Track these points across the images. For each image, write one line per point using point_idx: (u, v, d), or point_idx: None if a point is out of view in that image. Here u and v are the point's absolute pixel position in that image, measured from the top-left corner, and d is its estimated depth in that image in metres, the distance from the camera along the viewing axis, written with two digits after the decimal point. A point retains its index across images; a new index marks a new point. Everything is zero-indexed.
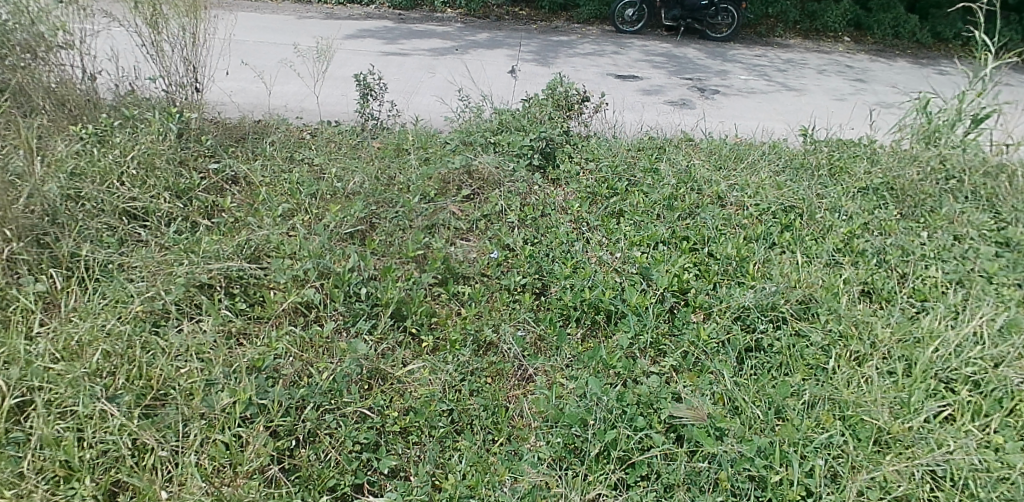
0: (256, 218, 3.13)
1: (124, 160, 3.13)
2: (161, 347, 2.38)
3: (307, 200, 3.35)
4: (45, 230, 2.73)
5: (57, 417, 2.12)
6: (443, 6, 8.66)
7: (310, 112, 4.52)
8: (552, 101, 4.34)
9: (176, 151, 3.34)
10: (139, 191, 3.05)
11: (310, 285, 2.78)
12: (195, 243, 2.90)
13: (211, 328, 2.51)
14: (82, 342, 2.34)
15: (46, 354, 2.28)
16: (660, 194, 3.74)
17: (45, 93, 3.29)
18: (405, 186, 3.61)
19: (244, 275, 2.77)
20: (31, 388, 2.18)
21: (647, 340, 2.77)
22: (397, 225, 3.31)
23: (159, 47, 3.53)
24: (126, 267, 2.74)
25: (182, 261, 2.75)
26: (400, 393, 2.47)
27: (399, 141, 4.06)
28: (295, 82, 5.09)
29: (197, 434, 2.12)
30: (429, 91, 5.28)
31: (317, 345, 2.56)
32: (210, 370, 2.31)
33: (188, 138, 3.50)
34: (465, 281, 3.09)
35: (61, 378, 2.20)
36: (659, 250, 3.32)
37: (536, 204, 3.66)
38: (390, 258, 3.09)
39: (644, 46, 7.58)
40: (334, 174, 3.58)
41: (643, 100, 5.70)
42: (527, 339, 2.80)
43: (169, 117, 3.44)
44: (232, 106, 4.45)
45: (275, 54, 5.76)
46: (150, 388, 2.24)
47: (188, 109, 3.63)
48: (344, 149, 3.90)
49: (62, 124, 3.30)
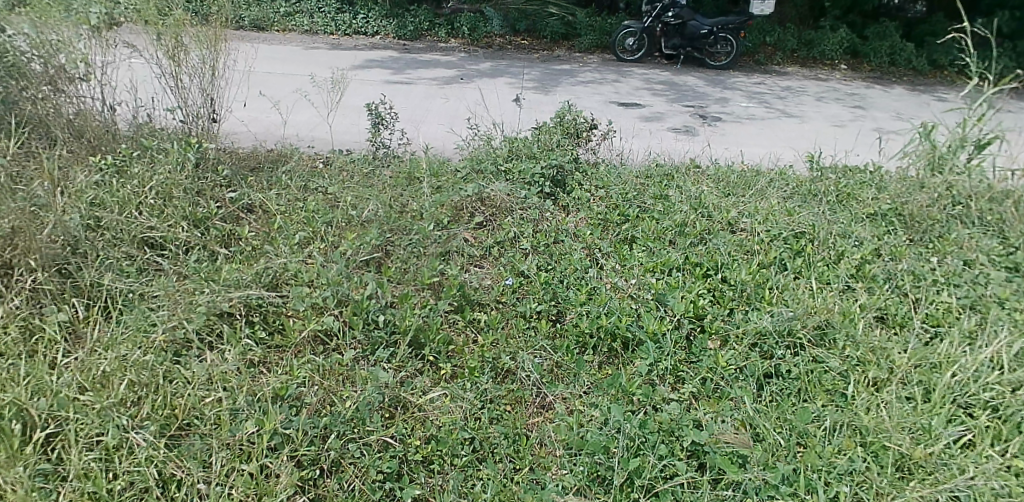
0: (273, 246, 3.13)
1: (143, 190, 3.12)
2: (185, 377, 2.35)
3: (323, 228, 3.35)
4: (68, 259, 2.72)
5: (84, 449, 2.07)
6: (447, 36, 8.79)
7: (323, 142, 4.55)
8: (562, 128, 4.43)
9: (194, 181, 3.31)
10: (158, 220, 3.04)
11: (329, 312, 2.79)
12: (215, 271, 2.90)
13: (233, 357, 2.49)
14: (108, 371, 2.30)
15: (72, 383, 2.24)
16: (671, 221, 3.77)
17: (66, 124, 3.30)
18: (418, 213, 3.65)
19: (264, 302, 2.76)
20: (58, 419, 2.13)
21: (666, 367, 2.79)
22: (412, 252, 3.33)
23: (179, 79, 3.56)
24: (146, 297, 2.71)
25: (204, 289, 2.72)
26: (422, 421, 2.47)
27: (411, 170, 4.09)
28: (308, 111, 5.15)
29: (224, 464, 2.09)
30: (438, 120, 5.33)
31: (338, 374, 2.56)
32: (234, 399, 2.29)
33: (207, 168, 3.48)
34: (481, 309, 3.12)
35: (89, 409, 2.17)
36: (674, 276, 3.34)
37: (548, 231, 3.69)
38: (406, 284, 3.13)
39: (645, 75, 7.69)
40: (349, 202, 3.60)
41: (647, 127, 5.77)
42: (544, 366, 2.82)
43: (187, 146, 3.42)
44: (246, 136, 4.49)
45: (286, 84, 5.82)
46: (175, 418, 2.21)
47: (205, 139, 3.63)
48: (356, 178, 3.92)
49: (83, 155, 3.29)
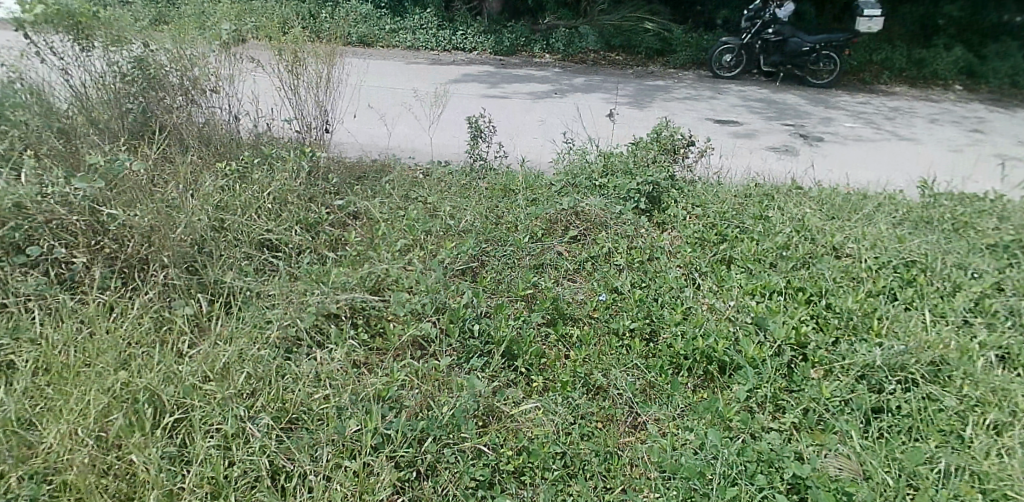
0: (376, 252, 3.25)
1: (262, 195, 3.31)
2: (295, 373, 2.46)
3: (423, 236, 3.45)
4: (196, 258, 2.87)
5: (207, 435, 2.17)
6: (541, 52, 8.90)
7: (423, 153, 4.69)
8: (658, 144, 4.36)
9: (307, 188, 3.51)
10: (274, 224, 3.22)
11: (427, 318, 2.86)
12: (324, 273, 3.04)
13: (340, 356, 2.60)
14: (228, 363, 2.43)
15: (197, 372, 2.38)
16: (772, 242, 3.65)
17: (197, 132, 3.54)
18: (513, 225, 3.71)
19: (367, 305, 2.88)
20: (184, 406, 2.24)
21: (766, 394, 2.69)
22: (507, 263, 3.37)
23: (296, 90, 3.77)
24: (262, 296, 2.85)
25: (314, 291, 2.87)
26: (515, 432, 2.48)
27: (507, 182, 4.15)
28: (409, 122, 5.33)
29: (329, 458, 2.17)
30: (533, 134, 5.39)
31: (435, 379, 2.61)
32: (339, 397, 2.39)
33: (318, 176, 3.67)
34: (574, 323, 3.12)
35: (212, 398, 2.29)
36: (775, 300, 3.22)
37: (643, 247, 3.64)
38: (500, 295, 3.17)
39: (741, 92, 7.51)
40: (447, 211, 3.69)
41: (744, 145, 5.62)
42: (637, 385, 2.78)
43: (302, 154, 3.62)
44: (353, 146, 4.69)
45: (388, 97, 6.05)
46: (286, 412, 2.32)
47: (318, 148, 3.82)
48: (454, 188, 4.01)
49: (210, 160, 3.50)
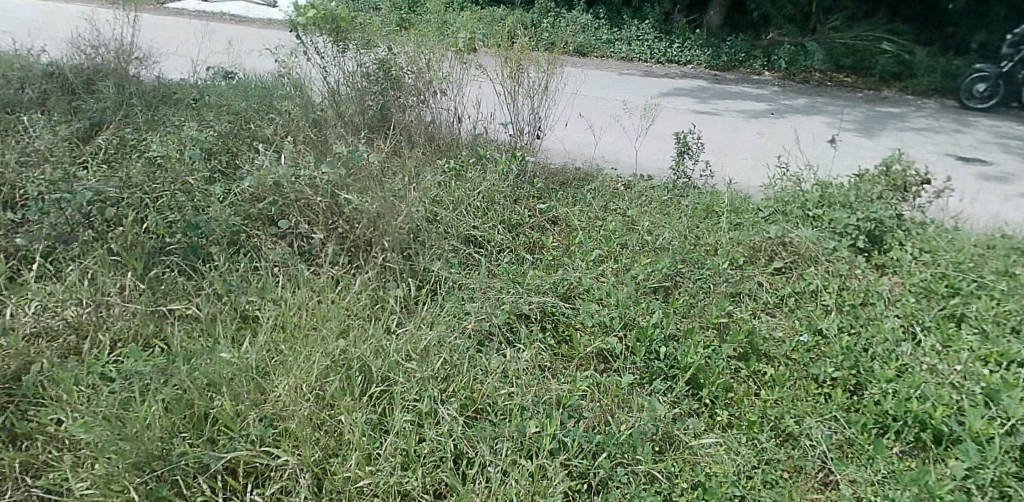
0: (571, 259, 3.30)
1: (473, 193, 3.53)
2: (485, 367, 2.58)
3: (618, 249, 3.44)
4: (410, 244, 3.10)
5: (404, 410, 2.34)
6: (759, 69, 8.44)
7: (626, 165, 4.66)
8: (886, 179, 3.88)
9: (514, 189, 3.68)
10: (480, 222, 3.40)
11: (614, 333, 2.85)
12: (521, 274, 3.16)
13: (527, 357, 2.68)
14: (428, 347, 2.60)
15: (401, 350, 2.56)
16: (1020, 305, 3.12)
17: (424, 129, 3.84)
18: (713, 248, 3.57)
19: (558, 311, 2.93)
20: (387, 380, 2.44)
21: (990, 478, 2.28)
22: (702, 287, 3.22)
23: (515, 96, 3.95)
24: (463, 288, 3.02)
25: (510, 290, 3.00)
26: (693, 463, 2.36)
27: (711, 202, 4.02)
28: (616, 133, 5.34)
29: (508, 454, 2.22)
30: (743, 154, 5.14)
31: (616, 395, 2.58)
32: (523, 396, 2.46)
33: (525, 179, 3.81)
34: (768, 362, 2.89)
35: (412, 376, 2.46)
36: (1017, 372, 2.71)
37: (857, 290, 3.28)
38: (692, 318, 3.03)
39: (996, 126, 6.53)
40: (646, 226, 3.65)
41: (994, 188, 4.88)
42: (833, 439, 2.52)
43: (512, 158, 3.81)
44: (559, 153, 4.81)
45: (598, 106, 6.12)
46: (473, 401, 2.44)
47: (527, 152, 3.97)
48: (655, 204, 3.95)
49: (432, 157, 3.80)
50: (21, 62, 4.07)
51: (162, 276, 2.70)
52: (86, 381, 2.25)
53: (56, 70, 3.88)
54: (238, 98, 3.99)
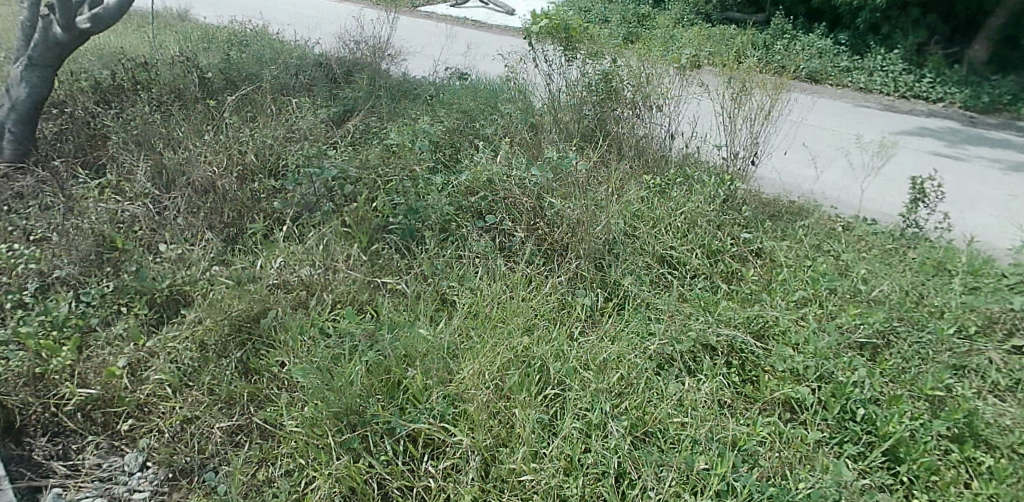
0: (769, 296, 2.99)
1: (675, 213, 3.40)
2: (659, 390, 2.41)
3: (826, 294, 3.01)
4: (603, 256, 3.06)
5: (574, 416, 2.24)
6: None
7: (848, 206, 4.27)
8: None
9: (719, 215, 3.46)
10: (678, 243, 3.24)
11: (806, 383, 2.49)
12: (713, 303, 2.94)
13: (706, 390, 2.45)
14: (607, 360, 2.52)
15: (578, 358, 2.51)
16: None
17: (635, 144, 3.82)
18: (940, 311, 2.93)
19: (746, 348, 2.66)
20: (560, 383, 2.39)
21: None
22: (919, 352, 2.67)
23: (735, 119, 3.78)
24: (651, 307, 2.88)
25: (699, 317, 2.79)
26: None
27: (944, 259, 3.44)
28: (843, 169, 4.90)
29: (671, 485, 2.01)
30: (997, 211, 4.44)
31: (798, 451, 2.23)
32: (694, 428, 2.25)
33: (731, 206, 3.59)
34: (989, 452, 2.26)
35: (587, 386, 2.37)
36: None
37: None
38: (899, 385, 2.50)
39: None
40: (861, 274, 3.17)
41: None
42: None
43: (721, 182, 3.65)
44: (773, 183, 4.54)
45: (827, 136, 5.62)
46: (643, 422, 2.27)
47: (739, 178, 3.78)
48: (875, 251, 3.49)
49: (639, 171, 3.74)
50: (297, 51, 4.70)
51: (381, 251, 2.89)
52: (309, 333, 2.39)
53: (324, 60, 4.44)
54: (467, 97, 4.24)
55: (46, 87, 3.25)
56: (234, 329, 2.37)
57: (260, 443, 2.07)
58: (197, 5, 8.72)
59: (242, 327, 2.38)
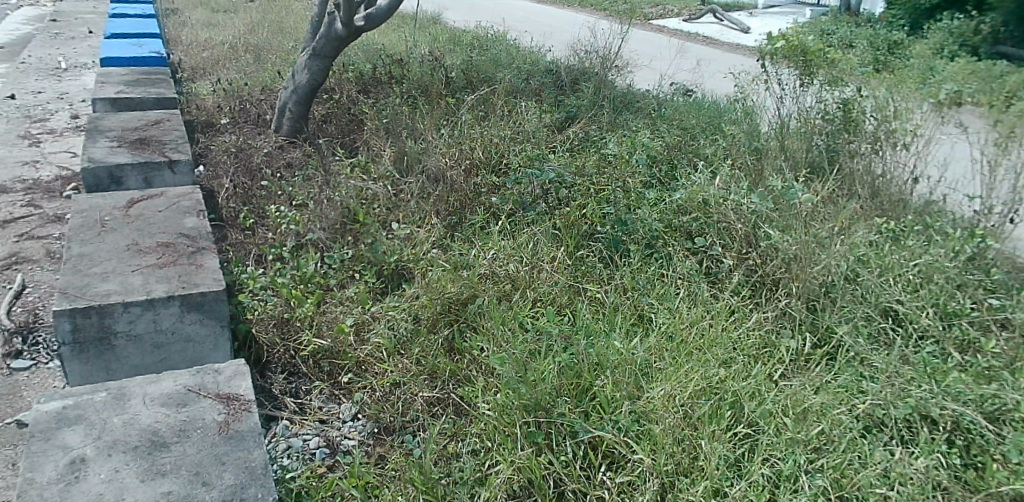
0: (1013, 376, 2.23)
1: (907, 263, 2.77)
2: (863, 454, 1.99)
3: None
4: (818, 298, 2.65)
5: (764, 461, 1.99)
6: None
7: None
8: None
9: (961, 273, 2.73)
10: (909, 296, 2.61)
11: None
12: (942, 371, 2.28)
13: (923, 464, 1.92)
14: (811, 408, 2.15)
15: (778, 401, 2.19)
16: None
17: (871, 185, 3.38)
18: None
19: (977, 429, 2.03)
20: (753, 424, 2.13)
21: None
22: None
23: (997, 168, 3.25)
24: (866, 364, 2.39)
25: (921, 385, 2.19)
26: None
27: None
28: None
29: None
30: None
31: None
32: None
33: (979, 266, 2.85)
34: None
35: (781, 433, 2.07)
36: None
37: None
38: None
39: None
40: None
41: None
42: None
43: (971, 238, 2.94)
44: None
45: None
46: (841, 487, 1.89)
47: (993, 236, 3.07)
48: None
49: (870, 214, 3.27)
50: (532, 57, 4.94)
51: (586, 257, 2.87)
52: (510, 323, 2.42)
53: (555, 68, 4.63)
54: (690, 115, 4.14)
55: (322, 76, 3.71)
56: (444, 310, 2.53)
57: (456, 418, 2.18)
58: (452, 12, 9.56)
59: (451, 308, 2.53)
